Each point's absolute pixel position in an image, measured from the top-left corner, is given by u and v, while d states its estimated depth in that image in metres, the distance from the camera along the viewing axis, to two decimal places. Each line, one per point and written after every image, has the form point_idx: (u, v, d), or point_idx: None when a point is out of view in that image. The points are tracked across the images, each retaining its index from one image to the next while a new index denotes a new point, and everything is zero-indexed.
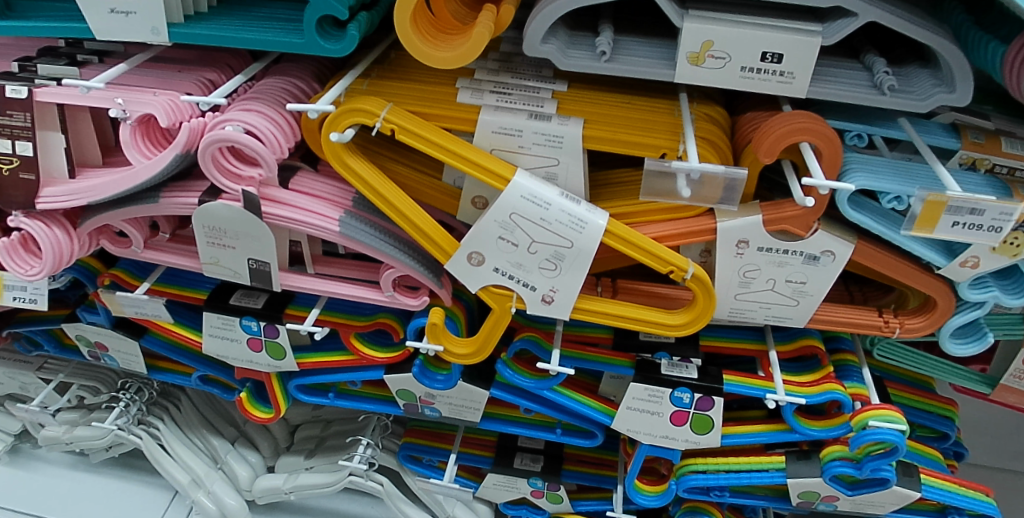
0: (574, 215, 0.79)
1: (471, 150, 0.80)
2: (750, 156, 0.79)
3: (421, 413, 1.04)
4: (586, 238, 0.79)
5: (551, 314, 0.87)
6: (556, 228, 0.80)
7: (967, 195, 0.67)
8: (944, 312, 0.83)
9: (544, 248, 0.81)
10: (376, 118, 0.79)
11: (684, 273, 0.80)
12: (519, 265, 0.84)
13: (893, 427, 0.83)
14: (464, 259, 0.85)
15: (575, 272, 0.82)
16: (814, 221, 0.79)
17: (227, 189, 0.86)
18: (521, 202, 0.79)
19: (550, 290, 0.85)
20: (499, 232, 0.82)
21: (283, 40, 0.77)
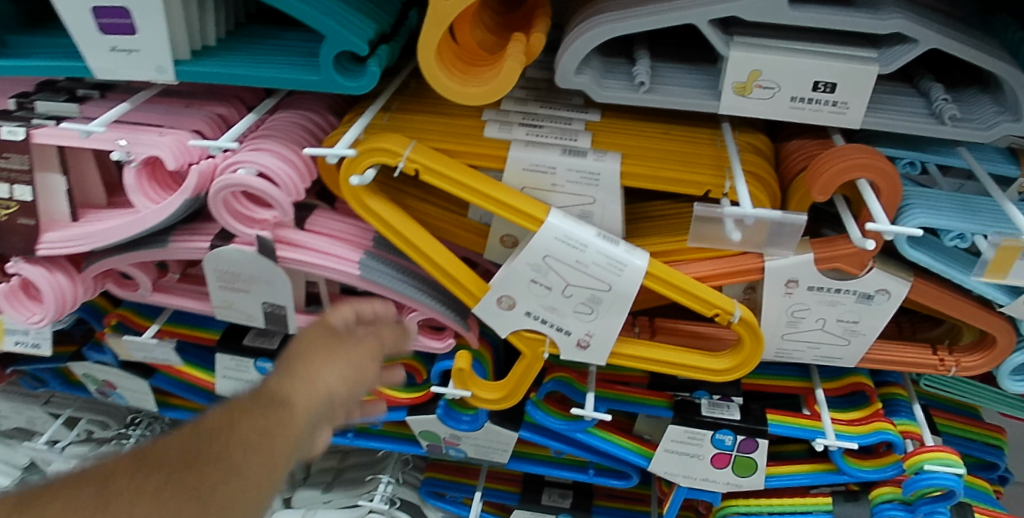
0: (612, 257, 0.74)
1: (501, 189, 0.74)
2: (800, 191, 0.74)
3: (444, 454, 1.00)
4: (627, 281, 0.74)
5: (585, 358, 0.82)
6: (593, 271, 0.75)
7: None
8: (1004, 350, 0.78)
9: (580, 290, 0.77)
10: (398, 158, 0.73)
11: (730, 316, 0.74)
12: (553, 309, 0.79)
13: (949, 470, 0.79)
14: (494, 303, 0.80)
15: (613, 315, 0.78)
16: (870, 259, 0.74)
17: (239, 233, 0.81)
18: (556, 244, 0.74)
19: (585, 334, 0.80)
20: (531, 275, 0.77)
21: (299, 78, 0.72)
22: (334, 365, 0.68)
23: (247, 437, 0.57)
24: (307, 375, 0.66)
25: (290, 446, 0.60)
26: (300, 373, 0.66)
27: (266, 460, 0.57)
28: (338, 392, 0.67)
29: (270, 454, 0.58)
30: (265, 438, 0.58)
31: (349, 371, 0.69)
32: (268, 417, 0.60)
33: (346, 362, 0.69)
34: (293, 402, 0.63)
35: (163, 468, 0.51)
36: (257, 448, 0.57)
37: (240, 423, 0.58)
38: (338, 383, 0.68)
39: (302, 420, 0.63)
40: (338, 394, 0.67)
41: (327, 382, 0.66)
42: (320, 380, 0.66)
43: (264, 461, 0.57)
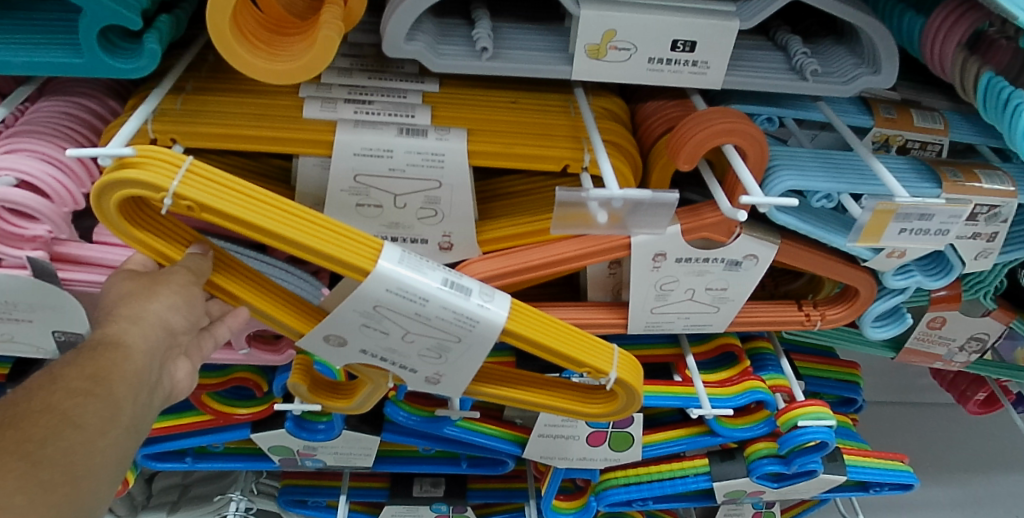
0: (461, 311, 0.59)
1: (320, 228, 0.55)
2: (664, 159, 0.69)
3: (300, 465, 0.90)
4: (479, 336, 0.61)
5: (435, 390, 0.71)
6: (438, 324, 0.60)
7: (917, 201, 0.62)
8: (865, 301, 0.79)
9: (422, 339, 0.63)
10: (163, 193, 0.52)
11: (601, 376, 0.65)
12: (391, 351, 0.65)
13: (822, 423, 0.80)
14: (319, 343, 0.65)
15: (463, 361, 0.65)
16: (737, 225, 0.71)
17: (4, 255, 0.65)
18: (387, 297, 0.57)
19: (433, 374, 0.67)
20: (361, 320, 0.61)
21: (50, 60, 0.56)
22: (171, 299, 0.57)
23: (90, 371, 0.47)
24: (136, 302, 0.55)
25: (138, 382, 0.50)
26: (127, 306, 0.55)
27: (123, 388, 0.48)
28: (177, 324, 0.57)
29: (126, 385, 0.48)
30: (109, 369, 0.48)
31: (190, 297, 0.58)
32: (105, 356, 0.49)
33: (174, 285, 0.58)
34: (127, 338, 0.52)
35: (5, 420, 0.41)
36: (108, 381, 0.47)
37: (68, 363, 0.47)
38: (176, 312, 0.57)
39: (148, 360, 0.52)
40: (173, 326, 0.57)
41: (165, 308, 0.56)
42: (148, 313, 0.55)
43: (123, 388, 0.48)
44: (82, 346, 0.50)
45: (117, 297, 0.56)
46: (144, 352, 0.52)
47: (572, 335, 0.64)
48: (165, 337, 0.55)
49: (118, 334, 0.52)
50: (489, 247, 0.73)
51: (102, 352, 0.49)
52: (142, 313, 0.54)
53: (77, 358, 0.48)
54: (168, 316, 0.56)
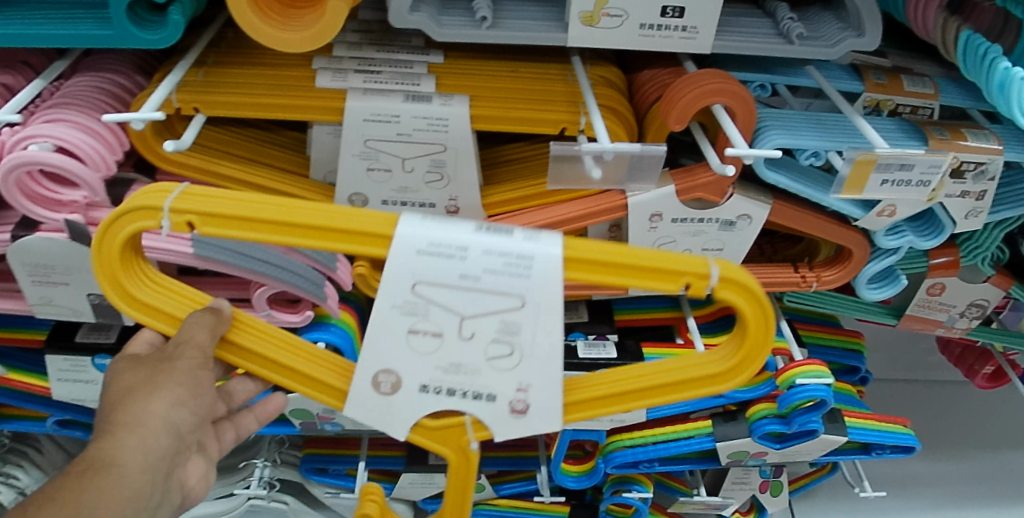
0: (509, 253, 0.55)
1: (325, 220, 0.54)
2: (657, 122, 0.72)
3: (320, 429, 0.95)
4: (540, 287, 0.55)
5: (532, 428, 0.63)
6: (493, 284, 0.55)
7: (896, 151, 0.66)
8: (859, 262, 0.81)
9: (482, 325, 0.58)
10: (160, 216, 0.55)
11: (706, 279, 0.54)
12: (458, 366, 0.60)
13: (820, 381, 0.82)
14: (370, 388, 0.62)
15: (540, 346, 0.58)
16: (729, 186, 0.74)
17: (44, 219, 0.70)
18: (421, 262, 0.55)
19: (517, 392, 0.61)
20: (407, 323, 0.58)
21: (84, 33, 0.61)
22: (175, 395, 0.61)
23: (78, 504, 0.51)
24: (136, 407, 0.59)
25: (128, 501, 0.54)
26: (128, 409, 0.59)
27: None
28: (180, 421, 0.61)
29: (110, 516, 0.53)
30: (94, 498, 0.52)
31: (192, 400, 0.62)
32: (95, 480, 0.53)
33: (180, 381, 0.61)
34: (122, 455, 0.56)
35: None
36: (93, 516, 0.52)
37: (58, 489, 0.52)
38: (179, 408, 0.61)
39: (143, 476, 0.56)
40: (179, 424, 0.61)
41: (166, 412, 0.60)
42: (150, 418, 0.58)
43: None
44: (79, 464, 0.55)
45: (118, 396, 0.60)
46: (137, 470, 0.56)
47: (648, 269, 0.54)
48: (167, 440, 0.59)
49: (111, 451, 0.56)
50: (493, 210, 0.76)
51: (92, 479, 0.53)
52: (144, 416, 0.58)
53: (67, 483, 0.53)
54: (168, 417, 0.60)
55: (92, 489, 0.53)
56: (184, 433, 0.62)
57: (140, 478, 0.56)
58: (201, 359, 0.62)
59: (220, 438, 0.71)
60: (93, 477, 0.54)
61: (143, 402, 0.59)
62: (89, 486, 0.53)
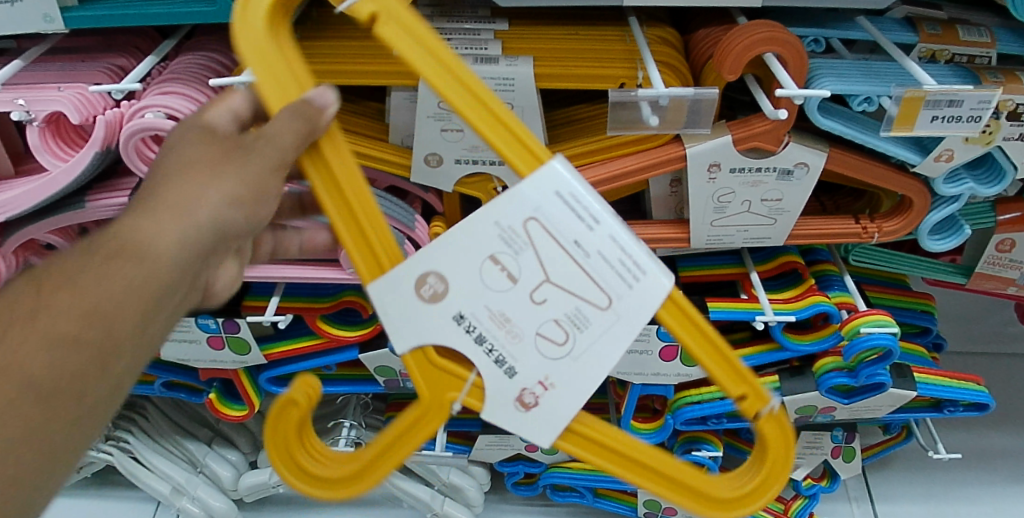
0: (630, 256, 0.54)
1: (486, 91, 0.55)
2: (713, 73, 0.75)
3: (402, 386, 1.02)
4: (634, 302, 0.54)
5: (532, 434, 0.58)
6: (595, 265, 0.54)
7: (943, 88, 0.68)
8: (920, 212, 0.82)
9: (557, 298, 0.55)
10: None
11: (764, 402, 0.58)
12: (505, 319, 0.56)
13: (885, 331, 0.81)
14: (412, 285, 0.57)
15: (594, 353, 0.56)
16: (785, 134, 0.76)
17: None
18: (559, 200, 0.54)
19: (537, 384, 0.57)
20: (493, 249, 0.55)
21: (192, 10, 0.70)
22: (231, 190, 0.52)
23: (101, 290, 0.47)
24: (181, 189, 0.51)
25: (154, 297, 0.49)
26: (178, 190, 0.51)
27: (128, 312, 0.48)
28: (229, 222, 0.53)
29: (131, 311, 0.48)
30: (120, 281, 0.47)
31: (240, 203, 0.53)
32: (123, 262, 0.48)
33: (235, 174, 0.53)
34: (155, 241, 0.49)
35: (25, 317, 0.45)
36: (113, 308, 0.47)
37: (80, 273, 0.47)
38: (232, 206, 0.52)
39: (173, 270, 0.50)
40: (227, 226, 0.53)
41: (211, 209, 0.51)
42: (197, 206, 0.51)
43: (125, 317, 0.48)
44: (111, 236, 0.49)
45: (170, 169, 0.53)
46: (168, 266, 0.50)
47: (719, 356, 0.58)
48: (209, 237, 0.52)
49: (147, 236, 0.49)
50: None
51: (121, 261, 0.48)
52: (192, 202, 0.51)
53: (94, 263, 0.48)
54: (219, 213, 0.52)
55: (118, 274, 0.48)
56: (230, 236, 0.54)
57: (175, 274, 0.50)
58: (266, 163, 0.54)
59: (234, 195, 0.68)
60: (124, 259, 0.48)
61: (192, 182, 0.52)
62: (120, 271, 0.48)
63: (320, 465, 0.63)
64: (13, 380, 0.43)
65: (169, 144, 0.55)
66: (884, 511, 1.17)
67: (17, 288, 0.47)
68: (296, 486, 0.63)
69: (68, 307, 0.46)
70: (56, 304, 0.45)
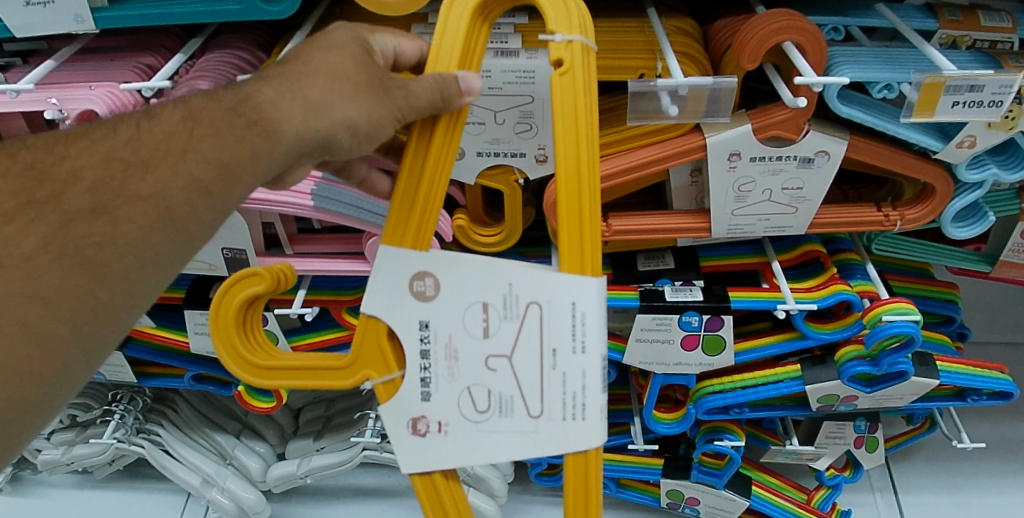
0: (581, 397, 0.59)
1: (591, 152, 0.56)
2: (733, 63, 0.75)
3: None
4: (558, 435, 0.60)
5: (404, 451, 0.63)
6: (550, 382, 0.59)
7: (964, 73, 0.67)
8: (943, 198, 0.82)
9: (506, 375, 0.60)
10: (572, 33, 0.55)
11: None
12: (454, 357, 0.60)
13: (907, 318, 0.80)
14: (405, 280, 0.59)
15: (496, 434, 0.61)
16: (805, 122, 0.75)
17: None
18: (564, 309, 0.58)
19: (438, 421, 0.62)
20: (489, 299, 0.58)
21: (219, 9, 0.71)
22: (354, 118, 0.53)
23: (228, 149, 0.50)
24: (322, 84, 0.52)
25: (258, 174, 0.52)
26: (320, 83, 0.52)
27: (245, 181, 0.52)
28: (341, 142, 0.54)
29: (248, 179, 0.52)
30: (247, 149, 0.51)
31: (357, 128, 0.53)
32: (250, 136, 0.51)
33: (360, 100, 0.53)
34: (284, 125, 0.52)
35: (175, 153, 0.50)
36: (234, 171, 0.51)
37: (213, 133, 0.51)
38: (349, 131, 0.53)
39: (286, 160, 0.53)
40: (338, 142, 0.54)
41: (338, 117, 0.52)
42: (329, 109, 0.52)
43: (244, 179, 0.52)
44: (252, 103, 0.52)
45: (318, 65, 0.53)
46: (289, 154, 0.52)
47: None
48: (321, 144, 0.53)
49: (278, 119, 0.52)
50: None
51: (253, 133, 0.51)
52: (326, 105, 0.52)
53: (231, 121, 0.51)
54: (337, 133, 0.53)
55: (247, 143, 0.51)
56: (332, 151, 0.55)
57: (285, 161, 0.53)
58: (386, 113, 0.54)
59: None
60: (255, 133, 0.51)
61: (332, 88, 0.53)
62: (248, 139, 0.51)
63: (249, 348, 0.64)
64: (154, 210, 0.49)
65: (323, 42, 0.55)
66: (907, 501, 1.16)
67: (174, 120, 0.52)
68: (229, 368, 0.64)
69: (204, 156, 0.50)
70: (199, 150, 0.50)
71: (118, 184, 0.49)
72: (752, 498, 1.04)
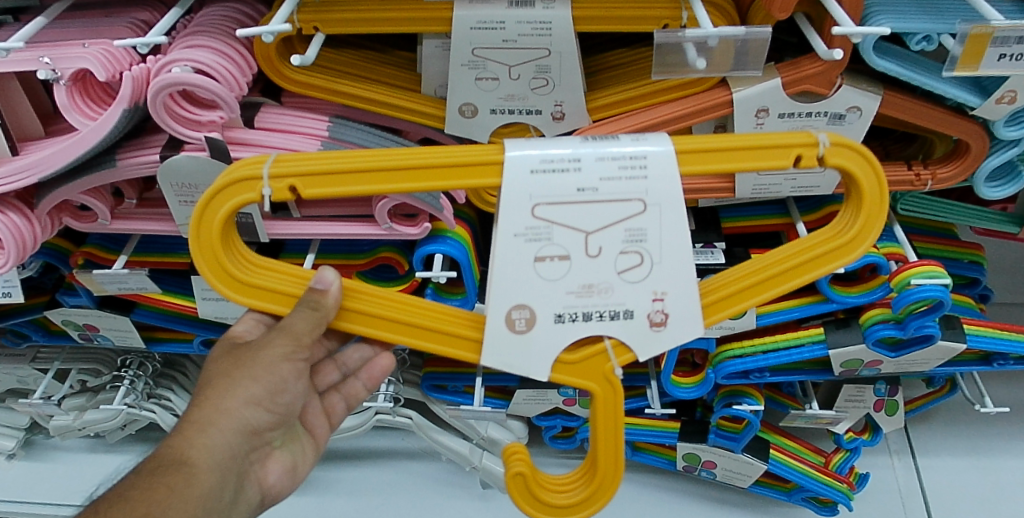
0: (621, 157, 0.57)
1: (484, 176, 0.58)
2: (763, 13, 0.71)
3: None
4: (659, 184, 0.57)
5: (676, 342, 0.63)
6: (611, 191, 0.57)
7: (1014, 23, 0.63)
8: (977, 157, 0.78)
9: (608, 239, 0.59)
10: (259, 184, 0.59)
11: (814, 146, 0.58)
12: (592, 287, 0.61)
13: (936, 282, 0.77)
14: (505, 327, 0.62)
15: (668, 246, 0.60)
16: (838, 76, 0.72)
17: (188, 139, 0.75)
18: (535, 180, 0.57)
19: (654, 302, 0.62)
20: (533, 251, 0.59)
21: None
22: (250, 394, 0.69)
23: (154, 494, 0.62)
24: (221, 411, 0.68)
25: (195, 506, 0.64)
26: (204, 409, 0.68)
27: (177, 517, 0.61)
28: (251, 419, 0.70)
29: (179, 517, 0.62)
30: (177, 497, 0.62)
31: (264, 404, 0.71)
32: (173, 476, 0.63)
33: (255, 379, 0.69)
34: (193, 455, 0.65)
35: None
36: (163, 514, 0.61)
37: (138, 486, 0.62)
38: (252, 408, 0.70)
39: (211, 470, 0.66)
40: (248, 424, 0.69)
41: (243, 416, 0.69)
42: (222, 411, 0.68)
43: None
44: (156, 459, 0.65)
45: (211, 393, 0.69)
46: (208, 483, 0.65)
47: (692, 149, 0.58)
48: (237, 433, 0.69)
49: (185, 449, 0.66)
50: (598, 114, 0.78)
51: (169, 474, 0.63)
52: (216, 414, 0.68)
53: (147, 480, 0.63)
54: (242, 416, 0.69)
55: (168, 481, 0.63)
56: (251, 433, 0.70)
57: (212, 472, 0.66)
58: (293, 343, 0.67)
59: (314, 422, 0.82)
60: (169, 475, 0.63)
61: (221, 395, 0.69)
62: (162, 480, 0.62)
63: (560, 496, 0.71)
64: None
65: (205, 381, 0.71)
66: (924, 463, 1.20)
67: (94, 514, 0.61)
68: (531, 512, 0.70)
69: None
70: (117, 515, 0.60)
71: None
72: (771, 462, 1.04)
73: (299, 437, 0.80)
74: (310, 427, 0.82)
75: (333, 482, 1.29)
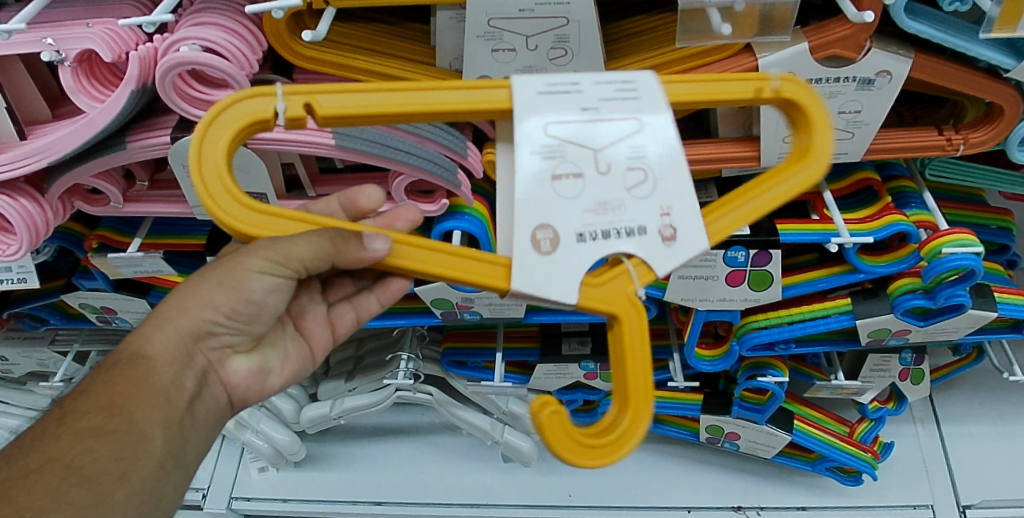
0: (617, 80, 0.54)
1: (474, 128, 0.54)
2: None
3: (459, 318, 1.00)
4: (652, 102, 0.54)
5: (686, 259, 0.55)
6: (611, 110, 0.54)
7: None
8: (1011, 121, 0.75)
9: (615, 152, 0.53)
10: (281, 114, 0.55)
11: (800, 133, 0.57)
12: (606, 205, 0.53)
13: (969, 250, 0.75)
14: (525, 247, 0.53)
15: (671, 167, 0.54)
16: (867, 39, 0.68)
17: (199, 120, 0.73)
18: (542, 98, 0.53)
19: (662, 218, 0.54)
20: (548, 170, 0.53)
21: None
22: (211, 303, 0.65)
23: (114, 388, 0.60)
24: (184, 310, 0.65)
25: (158, 394, 0.62)
26: (166, 305, 0.66)
27: (143, 407, 0.60)
28: (212, 322, 0.67)
29: (146, 408, 0.61)
30: (138, 389, 0.61)
31: (224, 307, 0.66)
32: (132, 368, 0.62)
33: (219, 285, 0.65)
34: (150, 349, 0.64)
35: (56, 421, 0.57)
36: (130, 406, 0.60)
37: (98, 381, 0.60)
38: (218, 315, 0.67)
39: (167, 365, 0.64)
40: (214, 328, 0.67)
41: (203, 317, 0.66)
42: (183, 313, 0.65)
43: (145, 409, 0.60)
44: (114, 354, 0.63)
45: (163, 307, 0.67)
46: (170, 377, 0.64)
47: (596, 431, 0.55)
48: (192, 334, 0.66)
49: (140, 343, 0.64)
50: None
51: (131, 367, 0.62)
52: (173, 314, 0.66)
53: (107, 375, 0.61)
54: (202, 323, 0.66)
55: (128, 375, 0.61)
56: (216, 334, 0.68)
57: (171, 367, 0.64)
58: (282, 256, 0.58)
59: (310, 328, 0.79)
60: (128, 367, 0.62)
61: (178, 303, 0.66)
62: (122, 374, 0.60)
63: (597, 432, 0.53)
64: (55, 468, 0.54)
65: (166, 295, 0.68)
66: (949, 431, 1.24)
67: (51, 414, 0.58)
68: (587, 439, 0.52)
69: (95, 403, 0.58)
70: (77, 407, 0.58)
71: (37, 445, 0.55)
72: (794, 432, 1.04)
73: (278, 343, 0.77)
74: (304, 332, 0.79)
75: (354, 456, 1.30)
